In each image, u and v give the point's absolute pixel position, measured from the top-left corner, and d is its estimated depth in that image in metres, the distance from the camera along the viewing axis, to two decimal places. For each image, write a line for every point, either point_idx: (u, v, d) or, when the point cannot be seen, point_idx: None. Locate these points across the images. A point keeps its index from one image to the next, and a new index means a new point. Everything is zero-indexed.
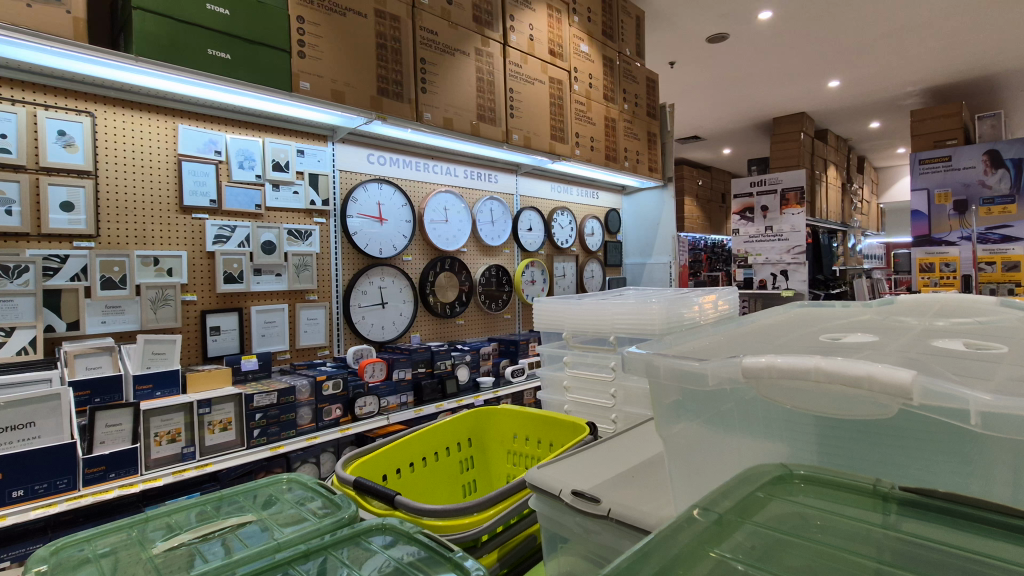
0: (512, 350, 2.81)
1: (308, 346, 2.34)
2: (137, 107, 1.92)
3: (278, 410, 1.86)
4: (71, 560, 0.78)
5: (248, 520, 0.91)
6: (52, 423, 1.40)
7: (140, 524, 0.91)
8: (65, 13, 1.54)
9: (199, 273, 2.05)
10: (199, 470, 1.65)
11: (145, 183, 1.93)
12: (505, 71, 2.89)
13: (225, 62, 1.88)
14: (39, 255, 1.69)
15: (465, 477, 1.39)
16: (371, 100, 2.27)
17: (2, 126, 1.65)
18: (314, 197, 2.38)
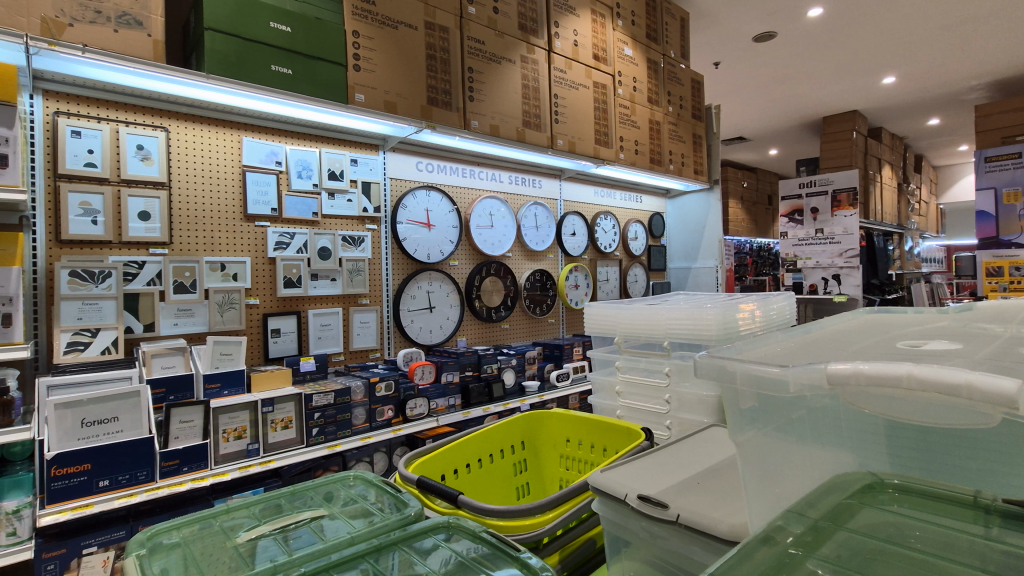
0: (557, 355, 2.85)
1: (360, 349, 2.41)
2: (206, 122, 2.04)
3: (335, 410, 1.93)
4: (165, 545, 0.84)
5: (322, 514, 0.95)
6: (132, 418, 1.50)
7: (221, 514, 0.96)
8: (146, 37, 1.66)
9: (261, 278, 2.16)
10: (263, 466, 1.72)
11: (214, 192, 2.05)
12: (550, 77, 2.91)
13: (287, 76, 1.97)
14: (121, 261, 1.81)
15: (520, 479, 1.40)
16: (422, 110, 2.34)
17: (90, 143, 1.78)
18: (366, 204, 2.46)
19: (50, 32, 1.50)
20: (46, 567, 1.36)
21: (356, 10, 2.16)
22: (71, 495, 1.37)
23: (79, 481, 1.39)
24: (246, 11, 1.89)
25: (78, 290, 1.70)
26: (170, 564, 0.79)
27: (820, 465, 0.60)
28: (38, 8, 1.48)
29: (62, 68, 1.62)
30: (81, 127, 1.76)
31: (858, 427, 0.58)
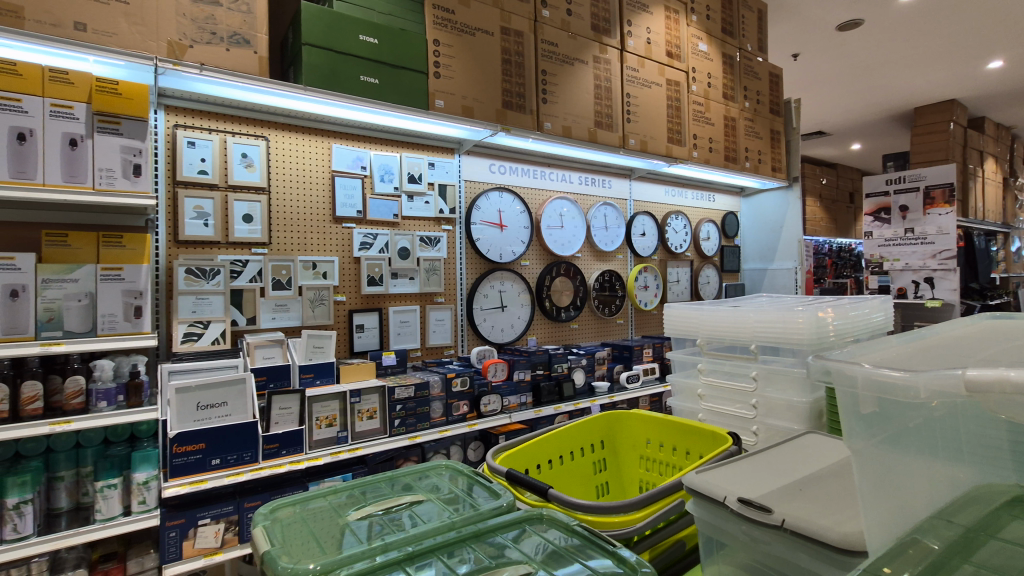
0: (626, 356, 2.82)
1: (436, 345, 2.50)
2: (301, 130, 2.19)
3: (415, 403, 2.01)
4: (285, 519, 0.93)
5: (421, 499, 1.01)
6: (239, 403, 1.64)
7: (331, 493, 1.04)
8: (252, 54, 1.80)
9: (347, 276, 2.29)
10: (351, 453, 1.83)
11: (306, 196, 2.19)
12: (622, 76, 2.89)
13: (374, 86, 2.08)
14: (228, 260, 1.97)
15: (600, 478, 1.40)
16: (497, 113, 2.39)
17: (202, 152, 1.95)
18: (443, 206, 2.55)
19: (174, 54, 1.67)
20: (168, 535, 1.48)
21: (437, 19, 2.24)
22: (189, 470, 1.52)
23: (195, 459, 1.53)
24: (337, 25, 2.00)
25: (192, 286, 1.86)
26: (295, 537, 0.86)
27: (951, 479, 0.57)
28: (164, 33, 1.65)
29: (182, 85, 1.80)
30: (195, 138, 1.94)
31: (990, 441, 0.55)
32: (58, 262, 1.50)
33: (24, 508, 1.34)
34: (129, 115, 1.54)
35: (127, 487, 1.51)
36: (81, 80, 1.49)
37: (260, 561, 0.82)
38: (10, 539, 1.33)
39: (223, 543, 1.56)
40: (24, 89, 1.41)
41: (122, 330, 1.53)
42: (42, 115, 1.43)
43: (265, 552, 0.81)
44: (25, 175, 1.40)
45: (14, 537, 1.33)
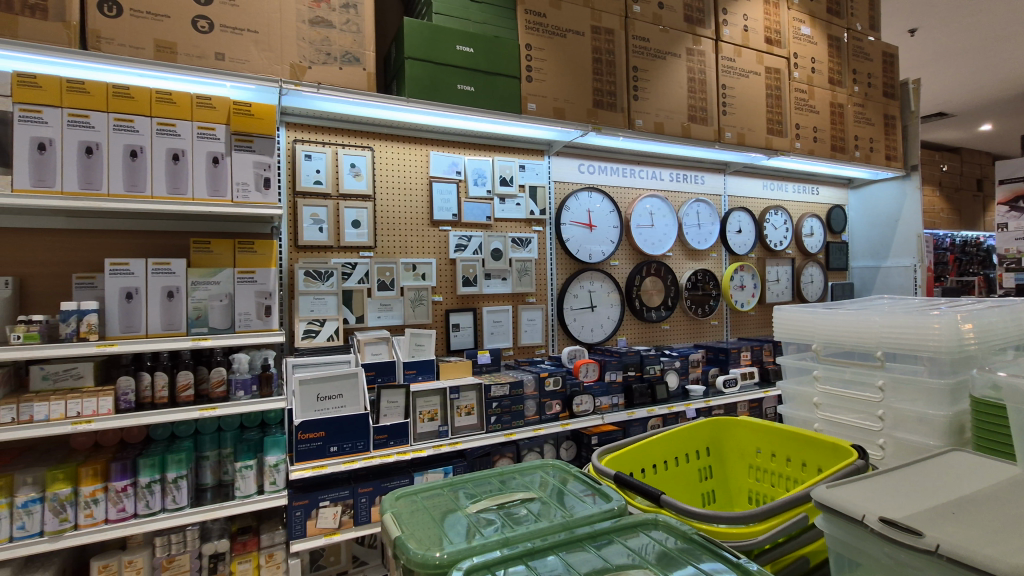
0: (722, 359, 2.71)
1: (528, 344, 2.55)
2: (402, 140, 2.32)
3: (510, 401, 2.05)
4: (409, 507, 0.99)
5: (533, 497, 1.03)
6: (353, 395, 1.77)
7: (447, 486, 1.10)
8: (361, 70, 1.94)
9: (444, 277, 2.39)
10: (452, 446, 1.90)
11: (407, 201, 2.32)
12: (717, 67, 2.77)
13: (470, 93, 2.15)
14: (340, 263, 2.13)
15: (706, 486, 1.36)
16: (588, 113, 2.39)
17: (317, 164, 2.12)
18: (533, 207, 2.59)
19: (296, 75, 1.82)
20: (295, 514, 1.62)
21: (529, 24, 2.27)
22: (311, 456, 1.66)
23: (316, 445, 1.66)
24: (437, 37, 2.09)
25: (311, 287, 2.03)
26: (421, 524, 0.92)
27: None
28: (288, 57, 1.81)
29: (303, 103, 1.97)
30: (312, 151, 2.11)
31: None
32: (204, 266, 1.68)
33: (180, 482, 1.51)
34: (260, 133, 1.69)
35: (261, 468, 1.65)
36: (221, 103, 1.65)
37: (391, 545, 0.88)
38: (169, 509, 1.51)
39: (340, 524, 1.68)
40: (177, 115, 1.60)
41: (256, 327, 1.70)
42: (191, 136, 1.61)
43: (396, 536, 0.88)
44: (179, 190, 1.59)
45: (172, 507, 1.51)
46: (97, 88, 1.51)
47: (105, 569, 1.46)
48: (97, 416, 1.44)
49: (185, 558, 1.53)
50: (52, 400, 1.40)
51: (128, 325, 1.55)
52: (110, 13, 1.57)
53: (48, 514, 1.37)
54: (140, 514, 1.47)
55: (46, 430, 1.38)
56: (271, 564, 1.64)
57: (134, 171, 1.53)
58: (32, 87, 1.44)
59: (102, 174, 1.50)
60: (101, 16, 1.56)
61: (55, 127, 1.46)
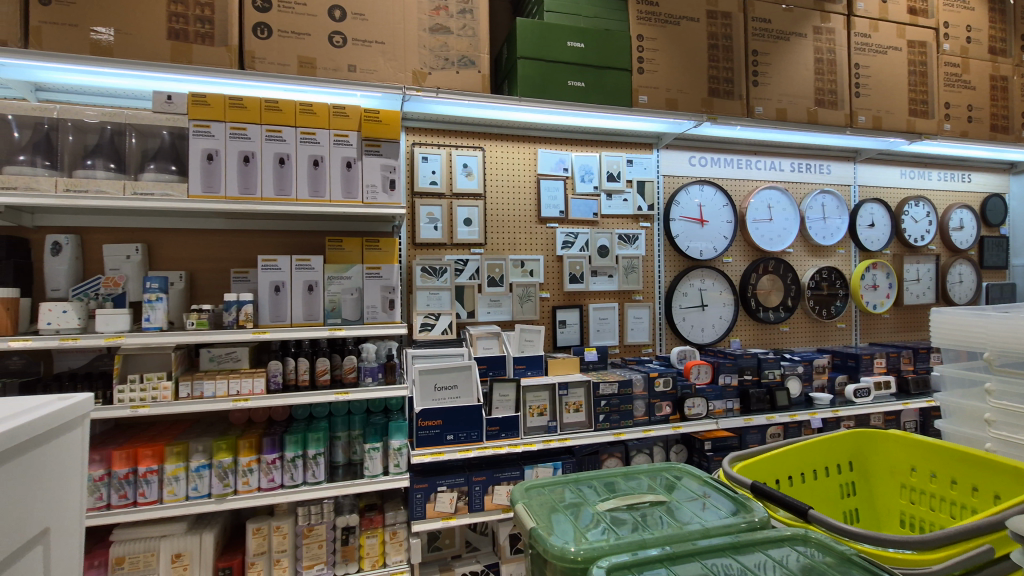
0: (852, 366, 2.48)
1: (634, 343, 2.49)
2: (511, 139, 2.37)
3: (619, 400, 2.00)
4: (539, 501, 1.00)
5: (663, 500, 1.00)
6: (467, 386, 1.85)
7: (572, 482, 1.10)
8: (476, 73, 2.00)
9: (551, 274, 2.41)
10: (562, 443, 1.89)
11: (516, 198, 2.36)
12: (849, 45, 2.52)
13: (581, 89, 2.13)
14: (453, 260, 2.22)
15: (849, 503, 1.25)
16: (703, 102, 2.28)
17: (433, 165, 2.22)
18: (641, 203, 2.52)
19: (418, 81, 1.92)
20: (416, 496, 1.71)
21: (641, 14, 2.21)
22: (430, 442, 1.74)
23: (434, 433, 1.75)
24: (548, 35, 2.10)
25: (427, 282, 2.13)
26: (553, 518, 0.93)
27: None
28: (410, 65, 1.91)
29: (422, 108, 2.07)
30: (428, 153, 2.21)
31: None
32: (337, 262, 1.82)
33: (319, 459, 1.66)
34: (387, 138, 1.80)
35: (386, 450, 1.76)
36: (354, 112, 1.78)
37: (526, 535, 0.90)
38: (310, 482, 1.65)
39: (456, 509, 1.75)
40: (317, 124, 1.74)
41: (381, 318, 1.82)
42: (329, 143, 1.75)
43: (531, 527, 0.89)
44: (319, 193, 1.74)
45: (312, 481, 1.65)
46: (252, 103, 1.68)
47: (257, 532, 1.60)
48: (252, 395, 1.62)
49: (322, 528, 1.65)
50: (217, 379, 1.59)
51: (277, 314, 1.72)
52: (262, 36, 1.75)
53: (215, 479, 1.57)
54: (286, 485, 1.63)
55: (213, 405, 1.57)
56: (394, 542, 1.72)
57: (282, 176, 1.70)
58: (203, 105, 1.64)
59: (257, 180, 1.68)
60: (255, 39, 1.74)
61: (220, 139, 1.65)
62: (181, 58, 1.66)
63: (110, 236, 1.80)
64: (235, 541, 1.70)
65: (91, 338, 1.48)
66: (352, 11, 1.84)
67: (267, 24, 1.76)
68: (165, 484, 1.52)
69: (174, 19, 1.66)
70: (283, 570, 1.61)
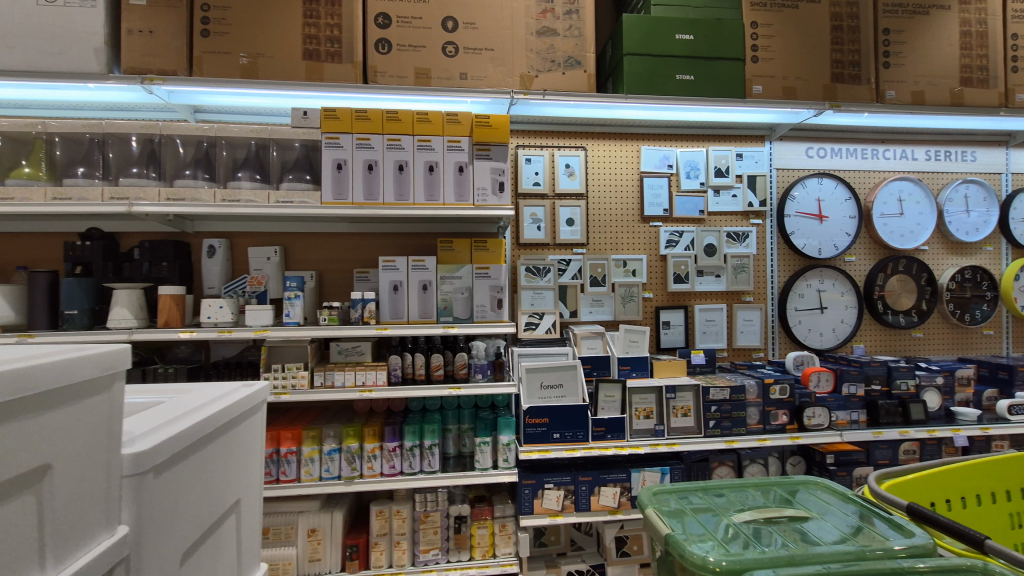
0: (1004, 379, 2.18)
1: (744, 346, 2.38)
2: (614, 137, 2.34)
3: (730, 406, 1.91)
4: (669, 507, 0.99)
5: (805, 517, 0.94)
6: (572, 386, 1.88)
7: (701, 489, 1.07)
8: (583, 73, 2.00)
9: (655, 274, 2.35)
10: (670, 447, 1.84)
11: (619, 197, 2.33)
12: (1004, 14, 2.22)
13: (690, 83, 2.06)
14: (556, 260, 2.24)
15: (1020, 535, 1.12)
16: (825, 90, 2.11)
17: (537, 166, 2.25)
18: (752, 198, 2.39)
19: (525, 84, 1.95)
20: (524, 491, 1.75)
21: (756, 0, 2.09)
22: (537, 440, 1.78)
23: (540, 430, 1.78)
24: (656, 29, 2.05)
25: (531, 282, 2.17)
26: (690, 528, 0.92)
27: None
28: (518, 69, 1.95)
29: (529, 110, 2.10)
30: (531, 155, 2.25)
31: None
32: (449, 263, 1.91)
33: (433, 449, 1.75)
34: (496, 142, 1.85)
35: (495, 445, 1.82)
36: (465, 118, 1.85)
37: (662, 542, 0.89)
38: (426, 471, 1.75)
39: (563, 507, 1.77)
40: (432, 131, 1.83)
41: (490, 317, 1.87)
42: (443, 149, 1.84)
43: (668, 534, 0.88)
44: (434, 197, 1.83)
45: (428, 470, 1.75)
46: (375, 114, 1.80)
47: (380, 514, 1.72)
48: (375, 387, 1.74)
49: (437, 515, 1.74)
50: (346, 370, 1.73)
51: (395, 312, 1.84)
52: (384, 51, 1.86)
53: (344, 462, 1.70)
54: (405, 472, 1.73)
55: (342, 394, 1.70)
56: (503, 534, 1.77)
57: (401, 182, 1.81)
58: (333, 118, 1.78)
59: (379, 187, 1.80)
60: (377, 54, 1.86)
61: (348, 149, 1.78)
62: (315, 76, 1.81)
63: (253, 240, 2.01)
64: (360, 521, 1.84)
65: (243, 331, 1.66)
66: (464, 21, 1.91)
67: (388, 39, 1.87)
68: (303, 464, 1.68)
69: (308, 40, 1.82)
70: (402, 552, 1.71)
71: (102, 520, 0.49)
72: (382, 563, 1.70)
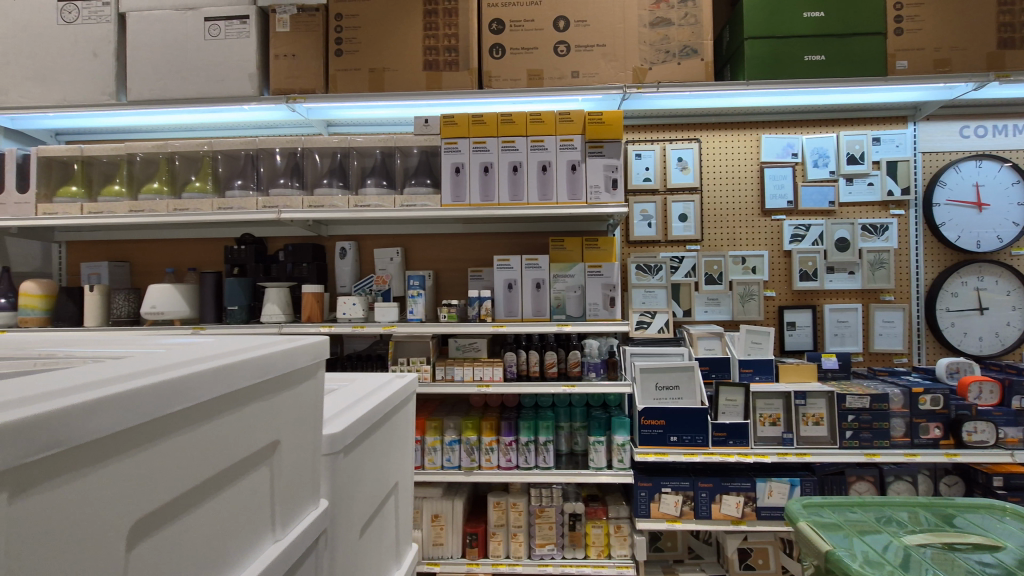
0: None
1: (883, 351, 2.15)
2: (731, 127, 2.22)
3: (871, 416, 1.74)
4: (825, 520, 0.94)
5: (996, 546, 0.84)
6: (689, 388, 1.80)
7: (859, 505, 0.99)
8: (700, 61, 1.91)
9: (778, 271, 2.20)
10: (800, 458, 1.72)
11: (736, 190, 2.21)
12: None
13: (821, 63, 1.90)
14: (668, 257, 2.17)
15: None
16: (988, 59, 1.85)
17: (647, 162, 2.20)
18: (892, 186, 2.15)
19: (639, 78, 1.90)
20: (640, 493, 1.72)
21: None
22: (653, 442, 1.74)
23: (657, 432, 1.74)
24: (781, 9, 1.91)
25: (643, 280, 2.15)
26: (853, 547, 0.85)
27: None
28: (631, 62, 1.90)
29: (641, 104, 2.05)
30: (642, 150, 2.20)
31: None
32: (561, 261, 1.91)
33: (548, 445, 1.77)
34: (610, 138, 1.82)
35: (609, 445, 1.80)
36: (578, 116, 1.84)
37: (822, 559, 0.83)
38: (541, 466, 1.78)
39: (681, 513, 1.71)
40: (545, 131, 1.85)
41: (603, 316, 1.85)
42: (556, 149, 1.85)
43: (828, 551, 0.82)
44: (547, 197, 1.85)
45: (543, 465, 1.78)
46: (490, 118, 1.85)
47: (498, 505, 1.78)
48: (493, 381, 1.79)
49: (552, 511, 1.76)
50: (464, 365, 1.81)
51: (510, 309, 1.87)
52: (498, 56, 1.92)
53: (465, 453, 1.78)
54: (520, 466, 1.77)
55: (462, 388, 1.78)
56: (619, 536, 1.74)
57: (516, 183, 1.85)
58: (452, 124, 1.86)
59: (495, 188, 1.85)
60: (491, 59, 1.92)
61: (466, 153, 1.86)
62: (434, 85, 1.90)
63: (378, 241, 2.17)
64: (478, 510, 1.91)
65: (373, 327, 1.79)
66: (575, 19, 1.90)
67: (502, 44, 1.92)
68: (427, 453, 1.79)
69: (428, 51, 1.91)
70: (519, 544, 1.75)
71: (310, 493, 0.55)
72: (500, 553, 1.76)
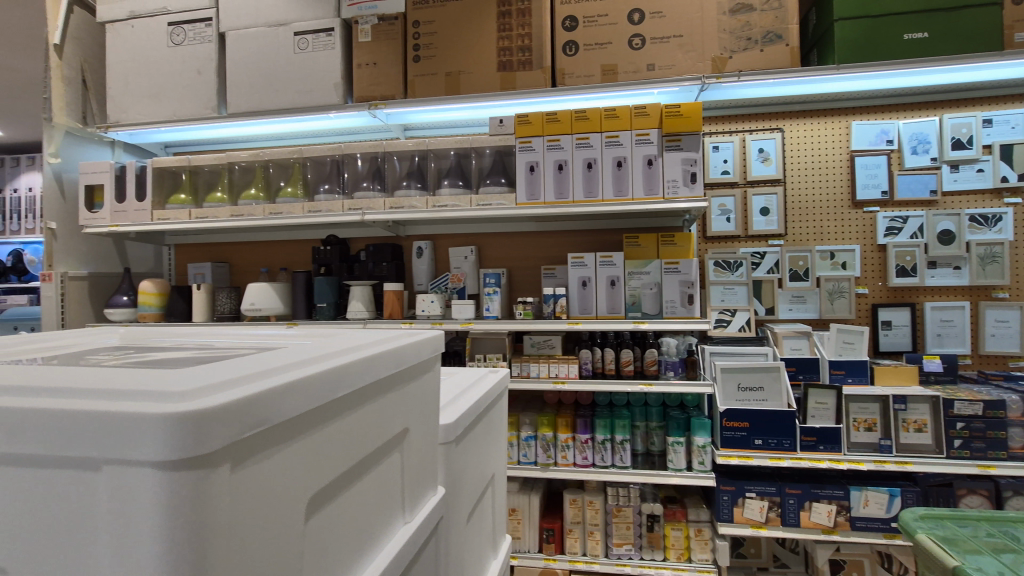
0: None
1: (994, 353, 1.96)
2: (817, 115, 2.10)
3: (984, 424, 1.59)
4: (948, 536, 0.87)
5: None
6: (775, 389, 1.70)
7: (985, 522, 0.91)
8: (785, 47, 1.81)
9: (871, 266, 2.06)
10: (901, 467, 1.61)
11: (823, 181, 2.09)
12: None
13: (923, 41, 1.76)
14: (749, 252, 2.09)
15: None
16: None
17: (725, 154, 2.13)
18: (1006, 172, 1.95)
19: (718, 68, 1.83)
20: (721, 497, 1.67)
21: None
22: (736, 445, 1.68)
23: (740, 435, 1.67)
24: None
25: (721, 277, 2.05)
26: (984, 564, 0.79)
27: None
28: (710, 52, 1.84)
29: (719, 95, 1.99)
30: (720, 142, 2.13)
31: None
32: (636, 258, 1.89)
33: (625, 445, 1.75)
34: (688, 131, 1.77)
35: (689, 446, 1.76)
36: (654, 110, 1.81)
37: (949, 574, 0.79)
38: (618, 465, 1.76)
39: (767, 519, 1.64)
40: (621, 127, 1.83)
41: (681, 314, 1.80)
42: (631, 144, 1.82)
43: (957, 565, 0.78)
44: (623, 192, 1.83)
45: (620, 464, 1.76)
46: (564, 116, 1.86)
47: (574, 502, 1.79)
48: (568, 378, 1.79)
49: (629, 511, 1.73)
50: (540, 362, 1.83)
51: (585, 307, 1.87)
52: (571, 52, 1.91)
53: (541, 449, 1.80)
54: (597, 465, 1.77)
55: (538, 384, 1.80)
56: (700, 540, 1.69)
57: (590, 180, 1.84)
58: (526, 123, 1.88)
59: (570, 186, 1.85)
60: (565, 57, 1.92)
61: (540, 151, 1.87)
62: (508, 86, 1.93)
63: (453, 240, 2.23)
64: (554, 506, 1.93)
65: (451, 323, 1.85)
66: (651, 11, 1.86)
67: (575, 41, 1.91)
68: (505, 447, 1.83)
69: (502, 52, 1.94)
70: (596, 542, 1.75)
71: (430, 480, 0.58)
72: (577, 550, 1.76)
